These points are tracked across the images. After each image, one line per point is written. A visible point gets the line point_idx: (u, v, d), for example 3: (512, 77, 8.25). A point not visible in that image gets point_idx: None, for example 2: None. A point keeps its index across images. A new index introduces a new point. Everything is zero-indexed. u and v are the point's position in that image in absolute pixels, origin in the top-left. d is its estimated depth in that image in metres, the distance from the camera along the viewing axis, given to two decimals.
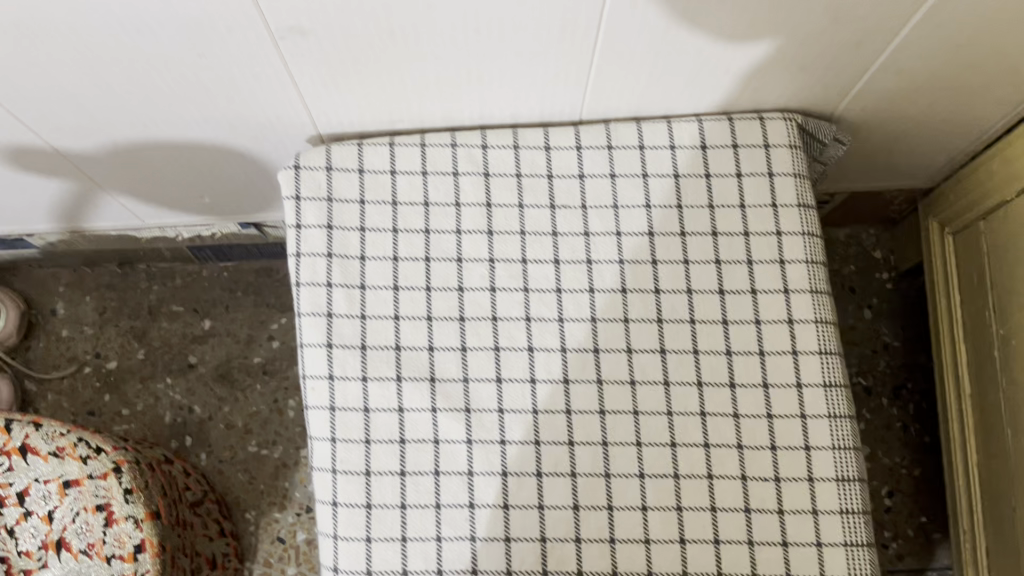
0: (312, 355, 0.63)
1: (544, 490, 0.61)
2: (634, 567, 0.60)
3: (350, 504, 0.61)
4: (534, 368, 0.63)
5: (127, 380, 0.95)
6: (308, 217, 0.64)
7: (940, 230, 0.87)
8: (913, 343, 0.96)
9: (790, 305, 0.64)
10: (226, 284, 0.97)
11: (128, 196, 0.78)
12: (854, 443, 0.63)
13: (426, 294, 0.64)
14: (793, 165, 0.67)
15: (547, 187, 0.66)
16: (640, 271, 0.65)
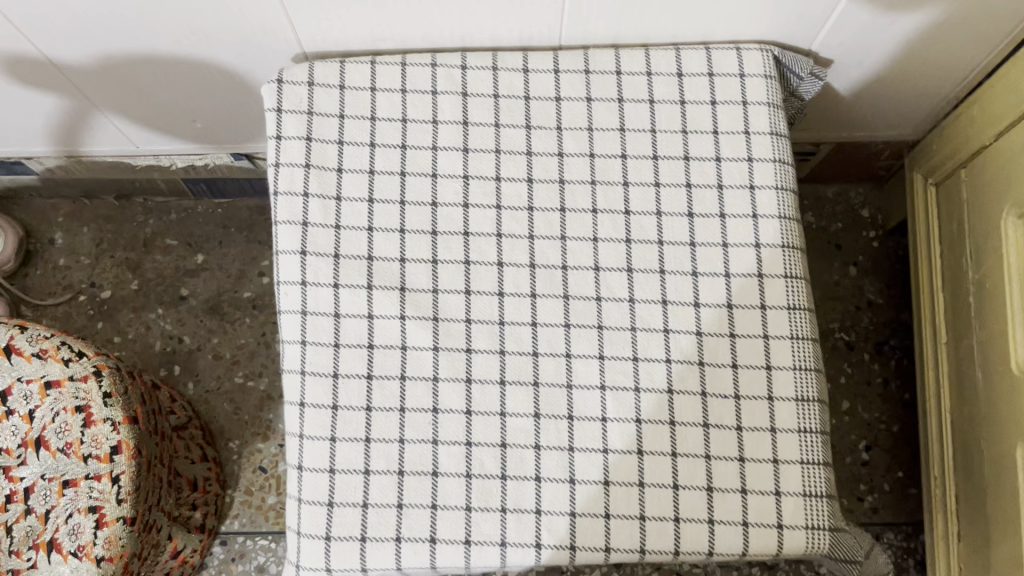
0: (287, 261, 0.64)
1: (507, 398, 0.62)
2: (592, 476, 0.61)
3: (317, 405, 0.62)
4: (502, 282, 0.64)
5: (120, 309, 1.02)
6: (289, 129, 0.66)
7: (922, 182, 0.87)
8: (894, 300, 1.00)
9: (758, 229, 0.65)
10: (220, 220, 1.04)
11: (124, 119, 0.81)
12: (815, 364, 0.64)
13: (400, 208, 0.65)
14: (767, 95, 0.68)
15: (524, 108, 0.68)
16: (611, 192, 0.66)
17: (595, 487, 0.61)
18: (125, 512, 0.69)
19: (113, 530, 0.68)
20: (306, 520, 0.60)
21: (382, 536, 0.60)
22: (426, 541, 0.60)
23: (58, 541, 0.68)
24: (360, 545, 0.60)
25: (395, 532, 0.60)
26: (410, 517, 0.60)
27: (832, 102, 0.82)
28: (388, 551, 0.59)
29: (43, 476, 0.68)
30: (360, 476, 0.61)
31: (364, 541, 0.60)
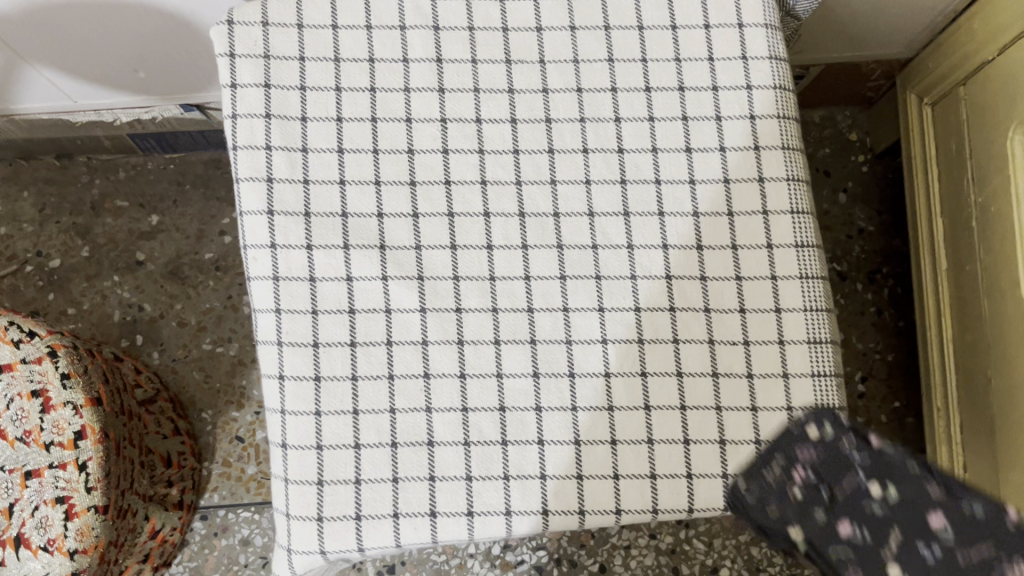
0: (252, 223, 0.58)
1: (503, 358, 0.58)
2: (598, 435, 0.57)
3: (298, 377, 0.57)
4: (491, 233, 0.59)
5: (71, 279, 0.96)
6: (243, 76, 0.59)
7: (917, 102, 0.83)
8: (885, 226, 0.97)
9: (760, 162, 0.61)
10: (173, 177, 0.98)
11: (58, 72, 0.73)
12: (825, 303, 0.60)
13: (374, 157, 0.60)
14: (764, 15, 0.63)
15: (502, 41, 0.62)
16: (602, 130, 0.61)
17: (601, 447, 0.57)
18: (96, 501, 0.64)
19: (85, 521, 0.63)
20: (294, 501, 0.56)
21: (379, 512, 0.56)
22: (426, 515, 0.56)
23: (25, 536, 0.62)
24: (355, 523, 0.56)
25: (392, 508, 0.56)
26: (407, 491, 0.56)
27: (824, 24, 0.77)
28: (386, 528, 0.56)
29: (3, 468, 0.62)
30: (350, 451, 0.57)
31: (359, 520, 0.56)
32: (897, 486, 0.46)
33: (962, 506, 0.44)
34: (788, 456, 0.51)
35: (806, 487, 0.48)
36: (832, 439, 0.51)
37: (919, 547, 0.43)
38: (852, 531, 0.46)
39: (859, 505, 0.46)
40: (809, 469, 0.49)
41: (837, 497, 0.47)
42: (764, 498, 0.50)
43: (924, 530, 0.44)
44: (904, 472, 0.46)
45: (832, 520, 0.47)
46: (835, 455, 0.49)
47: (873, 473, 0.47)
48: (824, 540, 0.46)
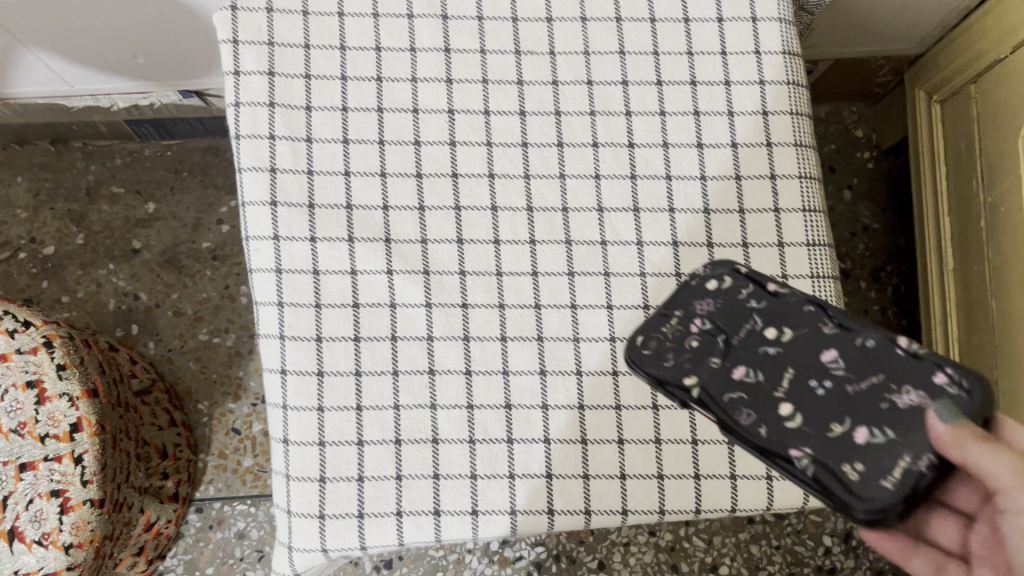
0: (255, 214, 0.57)
1: (510, 354, 0.57)
2: (605, 435, 0.56)
3: (301, 371, 0.56)
4: (498, 228, 0.58)
5: (65, 266, 0.94)
6: (247, 63, 0.58)
7: (926, 99, 0.82)
8: (891, 224, 0.95)
9: (772, 159, 0.60)
10: (170, 164, 0.97)
11: (54, 56, 0.72)
12: (836, 303, 0.60)
13: (380, 148, 0.58)
14: (778, 9, 0.62)
15: (512, 31, 0.61)
16: (613, 123, 0.60)
17: (608, 447, 0.56)
18: (92, 495, 0.63)
19: (80, 515, 0.62)
20: (296, 498, 0.55)
21: (382, 510, 0.55)
22: (429, 514, 0.55)
23: (19, 530, 0.61)
24: (358, 521, 0.55)
25: (396, 506, 0.55)
26: (410, 489, 0.55)
27: (836, 18, 0.76)
28: (389, 526, 0.55)
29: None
30: (353, 447, 0.56)
31: (362, 518, 0.55)
32: (791, 327, 0.48)
33: (854, 341, 0.47)
34: (686, 312, 0.50)
35: (704, 337, 0.49)
36: (728, 289, 0.51)
37: (809, 383, 0.46)
38: (745, 372, 0.47)
39: (755, 348, 0.48)
40: (709, 316, 0.50)
41: (732, 344, 0.48)
42: (663, 351, 0.50)
43: (811, 360, 0.47)
44: (801, 315, 0.48)
45: (726, 365, 0.48)
46: (737, 302, 0.50)
47: (769, 320, 0.49)
48: (719, 384, 0.47)
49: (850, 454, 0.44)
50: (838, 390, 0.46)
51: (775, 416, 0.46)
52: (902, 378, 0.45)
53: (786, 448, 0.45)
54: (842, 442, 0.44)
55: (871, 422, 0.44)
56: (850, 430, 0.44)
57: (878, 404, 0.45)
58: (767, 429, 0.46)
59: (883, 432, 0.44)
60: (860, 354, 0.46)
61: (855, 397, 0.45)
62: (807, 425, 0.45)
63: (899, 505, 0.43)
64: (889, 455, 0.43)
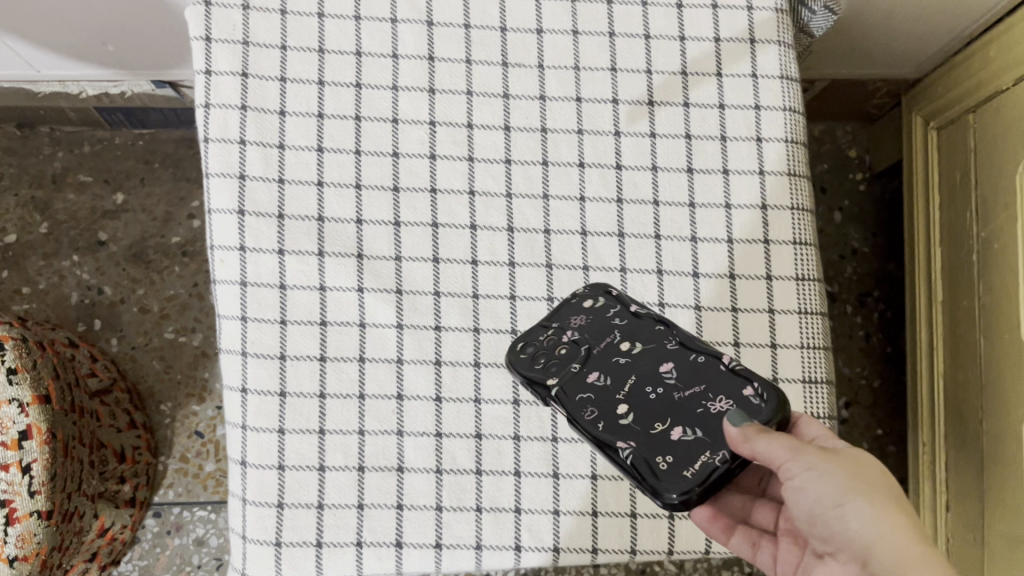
0: (221, 223, 0.54)
1: (482, 382, 0.54)
2: (578, 469, 0.54)
3: (262, 391, 0.53)
4: (476, 248, 0.56)
5: (27, 256, 0.91)
6: (219, 63, 0.55)
7: (922, 124, 0.80)
8: (880, 248, 0.93)
9: (764, 188, 0.58)
10: (142, 155, 0.94)
11: (21, 42, 0.68)
12: (823, 341, 0.58)
13: (355, 159, 0.56)
14: (777, 32, 0.60)
15: (500, 41, 0.58)
16: (601, 143, 0.57)
17: (581, 481, 0.54)
18: (40, 506, 0.60)
19: (26, 527, 0.59)
20: (252, 523, 0.53)
21: (341, 540, 0.53)
22: (391, 545, 0.53)
23: None
24: (316, 551, 0.53)
25: (355, 536, 0.53)
26: (371, 519, 0.53)
27: (834, 40, 0.74)
28: (348, 557, 0.53)
29: None
30: (314, 472, 0.53)
31: (319, 547, 0.53)
32: (643, 342, 0.50)
33: (690, 356, 0.49)
34: (561, 325, 0.52)
35: (572, 346, 0.50)
36: (601, 307, 0.52)
37: (645, 388, 0.48)
38: (596, 377, 0.49)
39: (607, 357, 0.50)
40: (579, 329, 0.51)
41: (593, 352, 0.50)
42: (536, 354, 0.51)
43: (652, 369, 0.49)
44: (652, 331, 0.50)
45: (582, 369, 0.50)
46: (603, 319, 0.51)
47: (624, 335, 0.50)
48: (573, 384, 0.49)
49: (665, 447, 0.46)
50: (666, 396, 0.48)
51: (612, 413, 0.48)
52: (720, 388, 0.47)
53: (612, 439, 0.47)
54: (661, 438, 0.47)
55: (687, 423, 0.47)
56: (669, 429, 0.47)
57: (696, 409, 0.47)
58: (603, 424, 0.47)
59: (695, 431, 0.46)
60: (691, 367, 0.48)
61: (680, 403, 0.47)
62: (635, 422, 0.47)
63: (697, 490, 0.45)
64: (697, 450, 0.46)
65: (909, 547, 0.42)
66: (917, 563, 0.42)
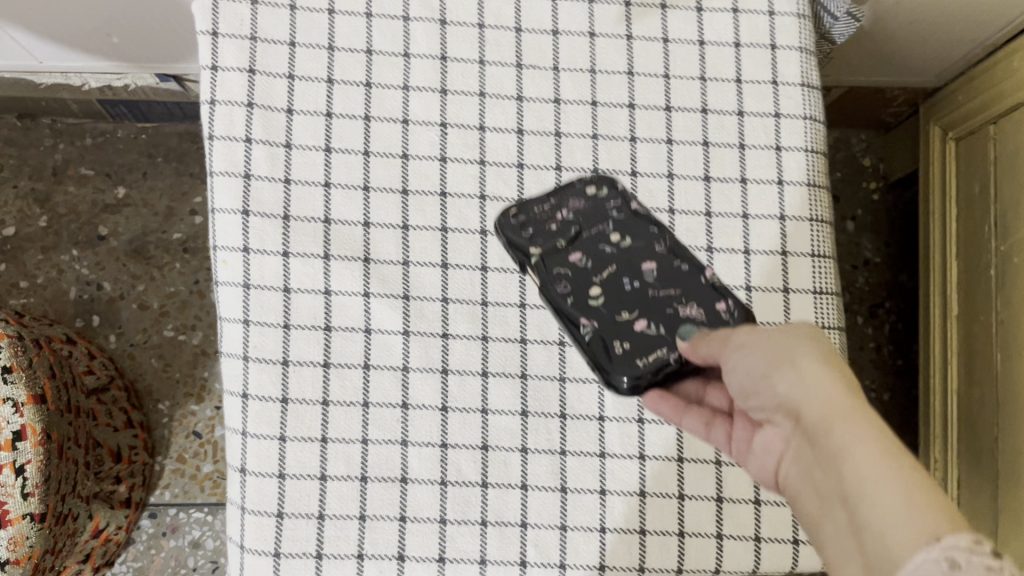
0: (224, 223, 0.53)
1: (490, 392, 0.53)
2: (587, 484, 0.53)
3: (263, 398, 0.52)
4: (486, 254, 0.54)
5: (25, 249, 0.89)
6: (226, 58, 0.54)
7: (940, 134, 0.79)
8: (893, 259, 0.92)
9: (783, 199, 0.56)
10: (144, 148, 0.92)
11: (24, 31, 0.67)
12: (840, 356, 0.56)
13: (364, 160, 0.54)
14: (799, 38, 0.58)
15: (515, 42, 0.57)
16: (616, 149, 0.56)
17: (589, 496, 0.52)
18: (32, 509, 0.58)
19: (18, 530, 0.58)
20: (250, 533, 0.51)
21: (342, 552, 0.51)
22: (393, 559, 0.51)
23: None
24: (316, 562, 0.51)
25: (357, 548, 0.51)
26: (374, 531, 0.51)
27: (854, 48, 0.73)
28: (349, 570, 0.51)
29: None
30: (315, 482, 0.52)
31: (320, 559, 0.51)
32: (631, 238, 0.52)
33: (673, 263, 0.52)
34: (559, 203, 0.53)
35: (564, 224, 0.53)
36: (602, 197, 0.54)
37: (624, 277, 0.51)
38: (578, 257, 0.51)
39: (596, 243, 0.52)
40: (576, 209, 0.53)
41: (582, 235, 0.52)
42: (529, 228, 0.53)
43: (635, 264, 0.51)
44: (643, 231, 0.53)
45: (568, 248, 0.52)
46: (601, 207, 0.53)
47: (618, 227, 0.53)
48: (554, 258, 0.51)
49: (625, 333, 0.50)
50: (641, 290, 0.51)
51: (583, 291, 0.51)
52: (694, 298, 0.50)
53: (578, 315, 0.50)
54: (626, 325, 0.50)
55: (654, 317, 0.50)
56: (634, 319, 0.50)
57: (666, 309, 0.50)
58: (573, 299, 0.51)
59: (660, 327, 0.49)
60: (672, 271, 0.51)
61: (653, 299, 0.50)
62: (605, 304, 0.50)
63: (645, 377, 0.49)
64: (655, 344, 0.49)
65: (836, 401, 0.39)
66: (845, 415, 0.39)
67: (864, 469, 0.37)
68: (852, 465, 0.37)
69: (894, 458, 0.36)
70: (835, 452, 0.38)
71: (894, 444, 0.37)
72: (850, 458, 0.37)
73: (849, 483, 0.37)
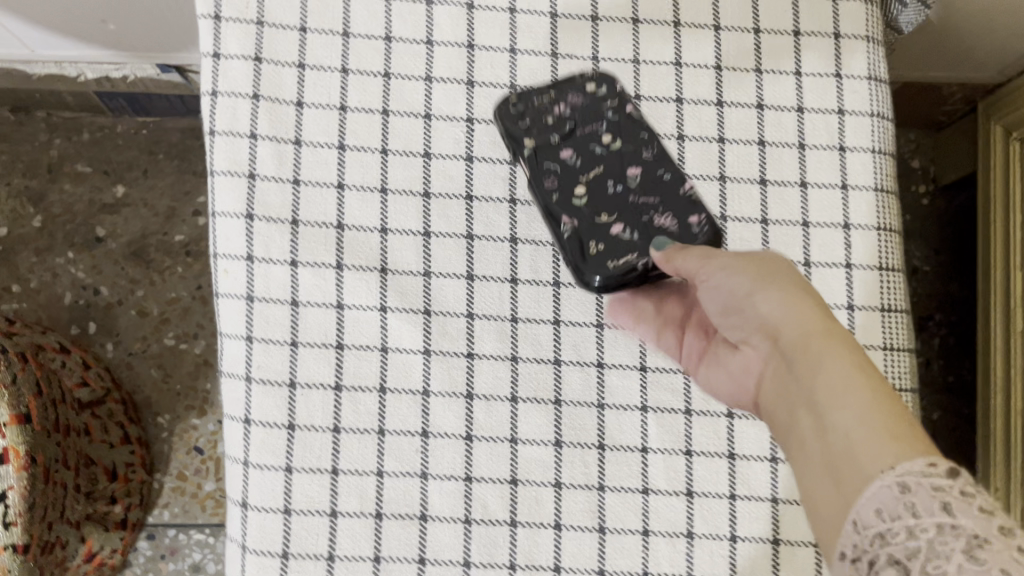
0: (225, 229, 0.47)
1: (519, 419, 0.47)
2: (628, 524, 0.47)
3: (267, 424, 0.46)
4: (516, 264, 0.49)
5: (18, 251, 0.84)
6: (230, 45, 0.48)
7: (1004, 135, 0.73)
8: (943, 269, 0.86)
9: (847, 206, 0.51)
10: (146, 145, 0.87)
11: (14, 18, 0.62)
12: (910, 382, 0.51)
13: (381, 159, 0.49)
14: (866, 26, 0.52)
15: (550, 28, 0.51)
16: (662, 148, 0.50)
17: (630, 538, 0.47)
18: (15, 539, 0.53)
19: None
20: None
21: None
22: None
23: None
24: None
25: None
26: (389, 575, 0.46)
27: (912, 35, 0.68)
28: None
29: None
30: (324, 519, 0.46)
31: None
32: (624, 141, 0.47)
33: (661, 172, 0.46)
34: (558, 94, 0.48)
35: (559, 116, 0.47)
36: (602, 93, 0.48)
37: (609, 177, 0.46)
38: (568, 154, 0.46)
39: (588, 141, 0.47)
40: (574, 103, 0.48)
41: (576, 131, 0.47)
42: (524, 113, 0.47)
43: (621, 166, 0.46)
44: (637, 134, 0.47)
45: (561, 143, 0.47)
46: (597, 103, 0.48)
47: (611, 128, 0.47)
48: (547, 150, 0.46)
49: (601, 238, 0.44)
50: (622, 193, 0.45)
51: (569, 189, 0.45)
52: (671, 209, 0.45)
53: (557, 214, 0.45)
54: (602, 228, 0.45)
55: (629, 223, 0.45)
56: (612, 222, 0.45)
57: (642, 216, 0.45)
58: (557, 196, 0.45)
59: (634, 235, 0.44)
60: (658, 179, 0.46)
61: (632, 205, 0.45)
62: (586, 203, 0.45)
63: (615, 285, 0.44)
64: (629, 250, 0.44)
65: (814, 323, 0.39)
66: (819, 338, 0.38)
67: (834, 384, 0.36)
68: (830, 383, 0.36)
69: (863, 373, 0.36)
70: (808, 369, 0.38)
71: (865, 362, 0.37)
72: (820, 375, 0.37)
73: (818, 397, 0.37)
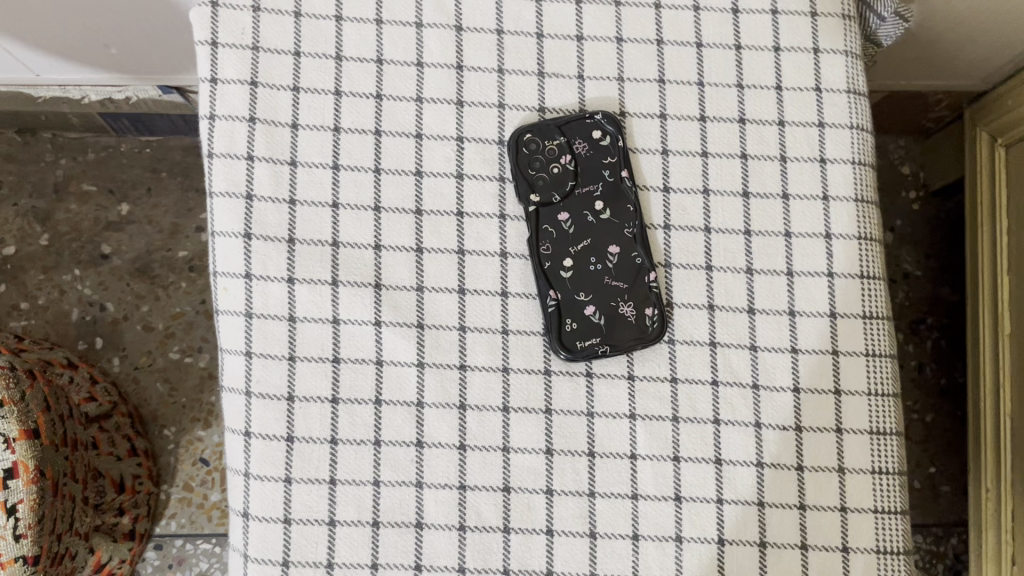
0: (224, 248, 0.49)
1: (511, 429, 0.49)
2: (618, 529, 0.49)
3: (267, 436, 0.48)
4: (506, 278, 0.50)
5: (27, 269, 0.86)
6: (226, 69, 0.50)
7: (989, 142, 0.74)
8: (935, 273, 0.87)
9: (828, 215, 0.52)
10: (149, 162, 0.89)
11: (19, 46, 0.64)
12: (892, 386, 0.52)
13: (375, 178, 0.50)
14: (845, 40, 0.54)
15: (536, 49, 0.52)
16: (646, 163, 0.52)
17: (620, 542, 0.49)
18: (25, 551, 0.55)
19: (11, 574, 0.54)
20: None
21: None
22: None
23: None
24: None
25: None
26: None
27: (895, 46, 0.69)
28: None
29: None
30: (324, 528, 0.48)
31: None
32: (614, 212, 0.50)
33: (638, 254, 0.50)
34: (565, 146, 0.51)
35: (562, 174, 0.51)
36: (604, 147, 0.51)
37: (592, 254, 0.50)
38: (564, 217, 0.50)
39: (582, 205, 0.50)
40: (577, 158, 0.51)
41: (575, 192, 0.50)
42: (532, 164, 0.50)
43: (604, 241, 0.50)
44: (627, 204, 0.51)
45: (562, 203, 0.50)
46: (598, 160, 0.51)
47: (604, 192, 0.51)
48: (547, 212, 0.50)
49: (575, 316, 0.49)
50: (600, 273, 0.50)
51: (559, 258, 0.50)
52: (638, 296, 0.50)
53: (546, 282, 0.49)
54: (576, 307, 0.49)
55: (600, 303, 0.50)
56: (586, 302, 0.49)
57: (612, 301, 0.50)
58: (548, 263, 0.50)
59: (601, 318, 0.49)
60: (634, 261, 0.50)
61: (605, 288, 0.50)
62: (570, 278, 0.50)
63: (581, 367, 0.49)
64: (596, 333, 0.49)
65: None
66: None
67: None
68: None
69: None
70: None
71: None
72: None
73: None
